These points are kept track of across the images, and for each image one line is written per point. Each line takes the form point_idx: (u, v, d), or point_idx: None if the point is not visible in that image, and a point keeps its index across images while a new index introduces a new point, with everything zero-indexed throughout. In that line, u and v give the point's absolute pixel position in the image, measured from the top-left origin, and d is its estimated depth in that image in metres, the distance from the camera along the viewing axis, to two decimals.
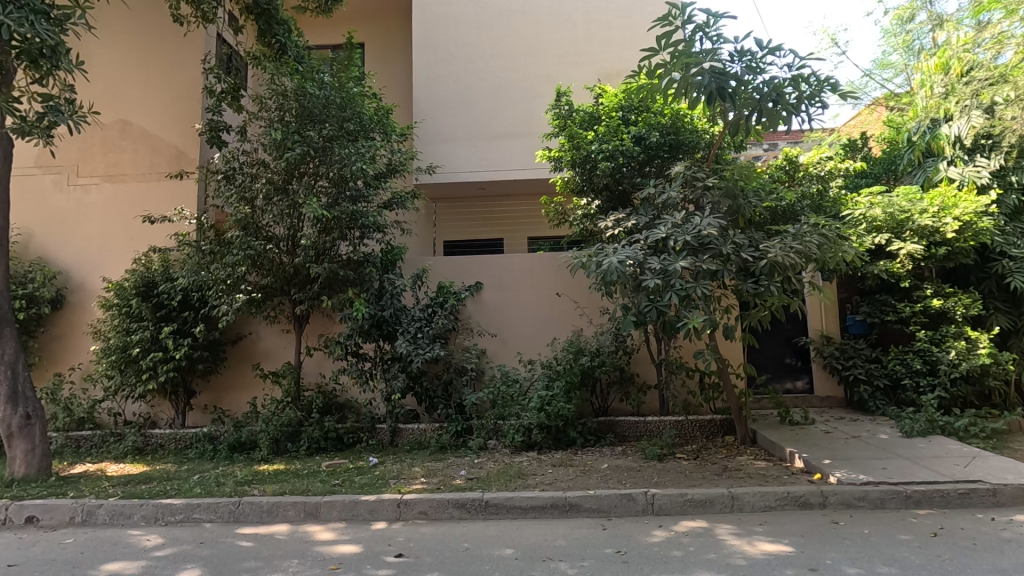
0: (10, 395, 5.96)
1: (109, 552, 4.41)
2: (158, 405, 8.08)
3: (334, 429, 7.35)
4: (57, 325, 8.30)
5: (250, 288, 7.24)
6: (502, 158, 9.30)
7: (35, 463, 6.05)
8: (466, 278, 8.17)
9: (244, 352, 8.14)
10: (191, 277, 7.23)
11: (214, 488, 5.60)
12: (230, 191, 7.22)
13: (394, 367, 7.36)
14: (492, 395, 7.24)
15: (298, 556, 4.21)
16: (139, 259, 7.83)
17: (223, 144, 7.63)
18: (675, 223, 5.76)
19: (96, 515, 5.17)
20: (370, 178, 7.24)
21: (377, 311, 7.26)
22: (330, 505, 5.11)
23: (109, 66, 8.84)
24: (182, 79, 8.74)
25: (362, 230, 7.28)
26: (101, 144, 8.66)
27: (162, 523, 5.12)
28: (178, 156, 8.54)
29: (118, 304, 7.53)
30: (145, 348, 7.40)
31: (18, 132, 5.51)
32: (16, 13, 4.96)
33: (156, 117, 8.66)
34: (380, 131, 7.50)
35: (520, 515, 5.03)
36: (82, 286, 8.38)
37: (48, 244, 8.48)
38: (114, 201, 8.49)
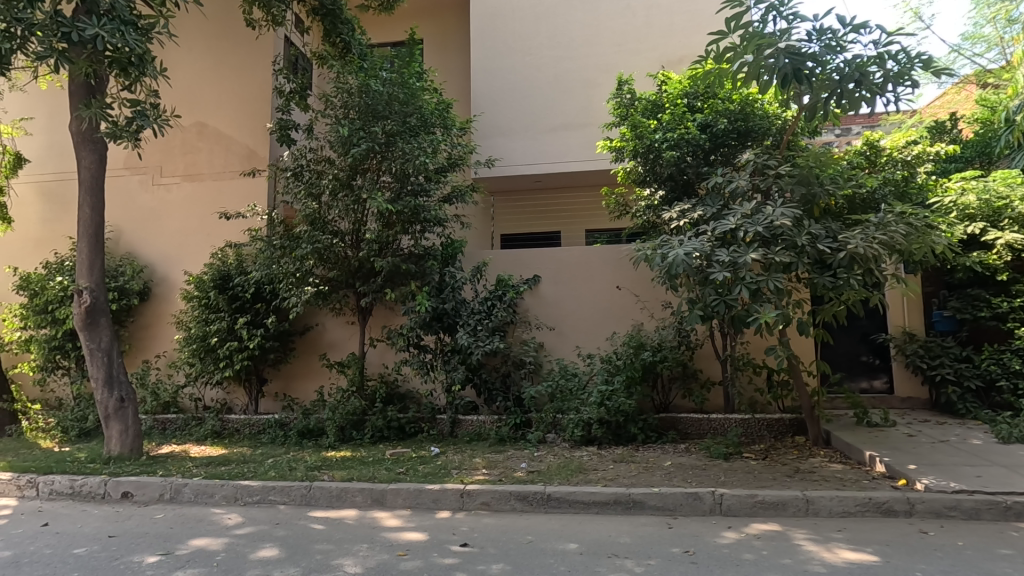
0: (107, 379, 6.45)
1: (194, 528, 4.70)
2: (234, 392, 8.52)
3: (396, 418, 7.54)
4: (144, 315, 8.92)
5: (317, 281, 7.52)
6: (560, 150, 9.20)
7: (129, 443, 6.54)
8: (524, 272, 8.16)
9: (312, 342, 8.46)
10: (263, 270, 7.57)
11: (287, 472, 5.88)
12: (298, 188, 7.50)
13: (454, 359, 7.46)
14: (551, 388, 7.20)
15: (367, 541, 4.34)
16: (217, 254, 8.28)
17: (292, 142, 7.90)
18: (745, 213, 5.51)
19: (182, 493, 5.53)
20: (431, 173, 7.37)
21: (439, 304, 7.36)
22: (396, 492, 5.26)
23: (188, 71, 9.37)
24: (253, 80, 9.14)
25: (423, 224, 7.44)
26: (180, 146, 9.20)
27: (241, 503, 5.43)
28: (249, 154, 8.94)
29: (198, 296, 8.00)
30: (223, 338, 7.85)
31: (110, 136, 5.91)
32: (109, 26, 5.34)
33: (230, 118, 9.10)
34: (441, 124, 7.58)
35: (583, 510, 4.98)
36: (166, 279, 8.95)
37: (136, 240, 9.11)
38: (193, 199, 9.01)
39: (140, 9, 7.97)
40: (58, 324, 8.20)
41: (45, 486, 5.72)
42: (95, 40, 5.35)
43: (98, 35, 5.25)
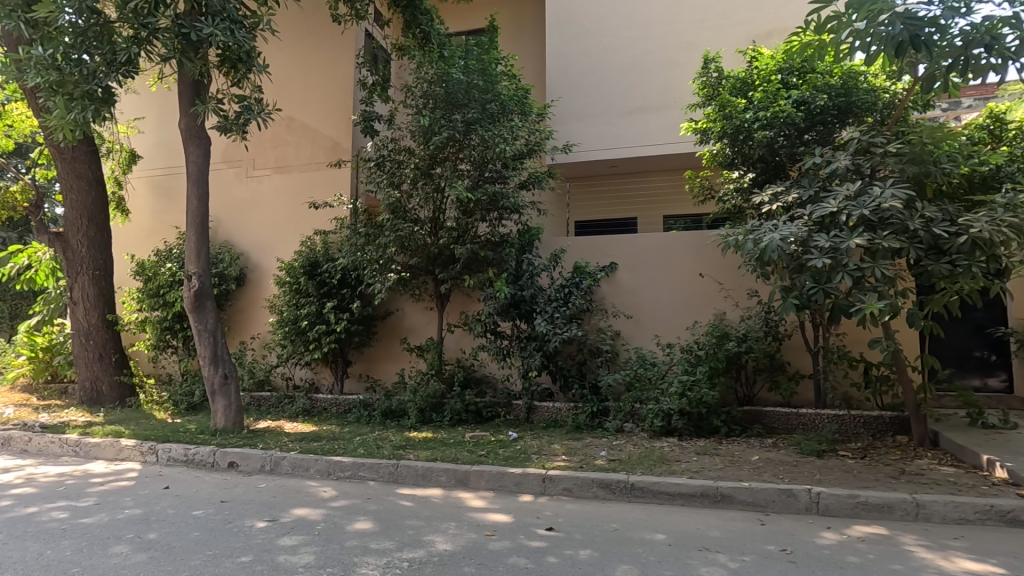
0: (213, 358, 6.98)
1: (294, 499, 5.02)
2: (321, 371, 8.97)
3: (474, 402, 7.69)
4: (240, 299, 9.57)
5: (399, 268, 7.73)
6: (639, 134, 8.95)
7: (232, 417, 7.07)
8: (602, 259, 8.05)
9: (392, 327, 8.78)
10: (349, 257, 7.89)
11: (375, 450, 6.15)
12: (381, 177, 7.71)
13: (531, 346, 7.48)
14: (629, 376, 7.09)
15: (455, 520, 4.47)
16: (306, 242, 8.73)
17: (375, 132, 8.13)
18: (848, 195, 5.15)
19: (281, 465, 5.92)
20: (509, 159, 7.39)
21: (516, 291, 7.40)
22: (479, 474, 5.37)
23: (279, 68, 9.88)
24: (337, 74, 9.49)
25: (500, 211, 7.50)
26: (271, 139, 9.72)
27: (334, 477, 5.74)
28: (334, 147, 9.32)
29: (290, 281, 8.47)
30: (312, 321, 8.28)
31: (222, 130, 6.49)
32: (221, 25, 5.78)
33: (316, 111, 9.51)
34: (519, 111, 7.58)
35: (668, 501, 4.89)
36: (259, 265, 9.55)
37: (232, 229, 9.77)
38: (283, 190, 9.52)
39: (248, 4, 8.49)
40: (168, 306, 8.96)
41: (164, 453, 6.30)
42: (210, 39, 5.80)
43: (212, 35, 5.68)
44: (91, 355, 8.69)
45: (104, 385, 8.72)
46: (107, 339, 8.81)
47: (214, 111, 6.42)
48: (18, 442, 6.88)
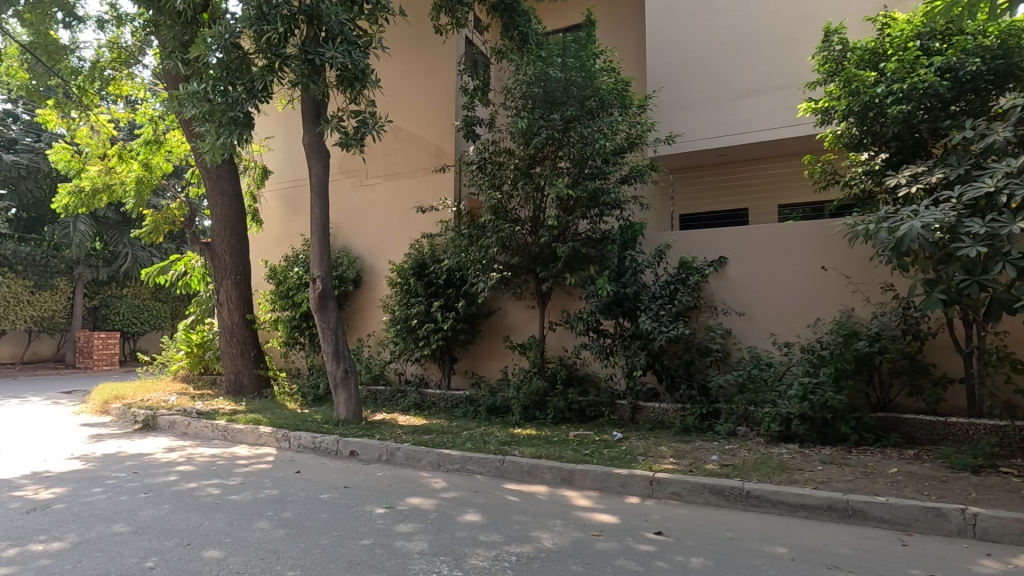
0: (335, 354, 7.58)
1: (408, 488, 5.31)
2: (429, 367, 9.40)
3: (577, 401, 7.66)
4: (357, 299, 10.30)
5: (501, 268, 7.87)
6: (750, 120, 8.40)
7: (352, 409, 7.63)
8: (710, 253, 7.66)
9: (495, 325, 9.01)
10: (454, 258, 8.16)
11: (482, 445, 6.34)
12: (482, 179, 7.87)
13: (635, 344, 7.28)
14: (741, 377, 6.67)
15: (562, 518, 4.47)
16: (414, 245, 9.18)
17: (476, 136, 8.35)
18: (1009, 172, 4.50)
19: (396, 456, 6.29)
20: (610, 155, 7.27)
21: (619, 289, 7.25)
22: (584, 473, 5.34)
23: (387, 81, 10.47)
24: (441, 82, 9.87)
25: (601, 208, 7.40)
26: (381, 149, 10.33)
27: (444, 469, 5.98)
28: (438, 152, 9.70)
29: (400, 282, 8.96)
30: (421, 319, 8.70)
31: (343, 145, 7.04)
32: (340, 47, 6.32)
33: (421, 119, 9.97)
34: (619, 104, 7.45)
35: (789, 512, 4.55)
36: (373, 268, 10.21)
37: (349, 235, 10.54)
38: (393, 196, 10.09)
39: (360, 24, 9.10)
40: (296, 307, 9.88)
41: (295, 440, 6.94)
42: (331, 61, 6.37)
43: (334, 57, 6.26)
44: (234, 350, 9.79)
45: (245, 377, 9.80)
46: (247, 336, 9.89)
47: (336, 128, 6.99)
48: (180, 426, 7.92)
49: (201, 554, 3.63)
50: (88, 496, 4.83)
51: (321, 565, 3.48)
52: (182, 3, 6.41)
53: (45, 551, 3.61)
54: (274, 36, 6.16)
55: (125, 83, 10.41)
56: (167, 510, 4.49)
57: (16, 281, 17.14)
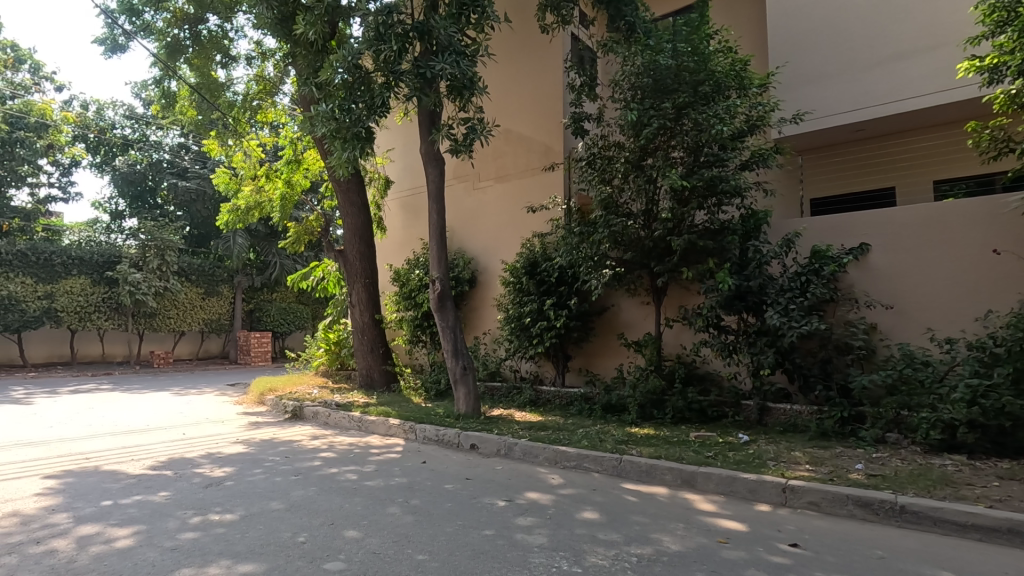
0: (454, 351, 7.94)
1: (526, 482, 5.42)
2: (543, 365, 9.51)
3: (698, 400, 7.30)
4: (473, 299, 10.71)
5: (613, 264, 7.72)
6: (894, 87, 7.47)
7: (471, 404, 7.96)
8: (849, 241, 6.92)
9: (610, 322, 8.94)
10: (566, 256, 8.14)
11: (598, 443, 6.29)
12: (592, 175, 7.78)
13: (761, 341, 6.77)
14: (891, 378, 5.94)
15: (684, 521, 4.30)
16: (526, 244, 9.32)
17: (585, 132, 8.29)
18: None
19: (514, 450, 6.45)
20: (728, 140, 6.85)
21: (741, 282, 6.79)
22: (707, 476, 5.10)
23: (496, 86, 10.73)
24: (547, 81, 9.94)
25: (720, 197, 7.00)
26: (491, 153, 10.61)
27: (560, 466, 6.02)
28: (547, 151, 9.78)
29: (513, 282, 9.13)
30: (535, 318, 8.79)
31: (455, 151, 7.38)
32: (448, 59, 6.65)
33: (529, 119, 10.10)
34: (736, 86, 7.02)
35: (955, 533, 3.98)
36: (487, 268, 10.54)
37: (464, 237, 10.98)
38: (505, 197, 10.34)
39: (468, 34, 9.46)
40: (418, 307, 10.52)
41: (420, 432, 7.37)
42: (441, 73, 6.73)
43: (443, 69, 6.62)
44: (365, 347, 10.62)
45: (375, 372, 10.60)
46: (376, 335, 10.68)
47: (448, 136, 7.33)
48: (322, 416, 8.78)
49: (343, 533, 4.00)
50: (251, 476, 5.53)
51: (447, 551, 3.67)
52: (313, 33, 7.10)
53: (220, 521, 4.20)
54: (390, 54, 6.64)
55: (269, 111, 11.73)
56: (314, 492, 5.01)
57: (191, 288, 20.07)
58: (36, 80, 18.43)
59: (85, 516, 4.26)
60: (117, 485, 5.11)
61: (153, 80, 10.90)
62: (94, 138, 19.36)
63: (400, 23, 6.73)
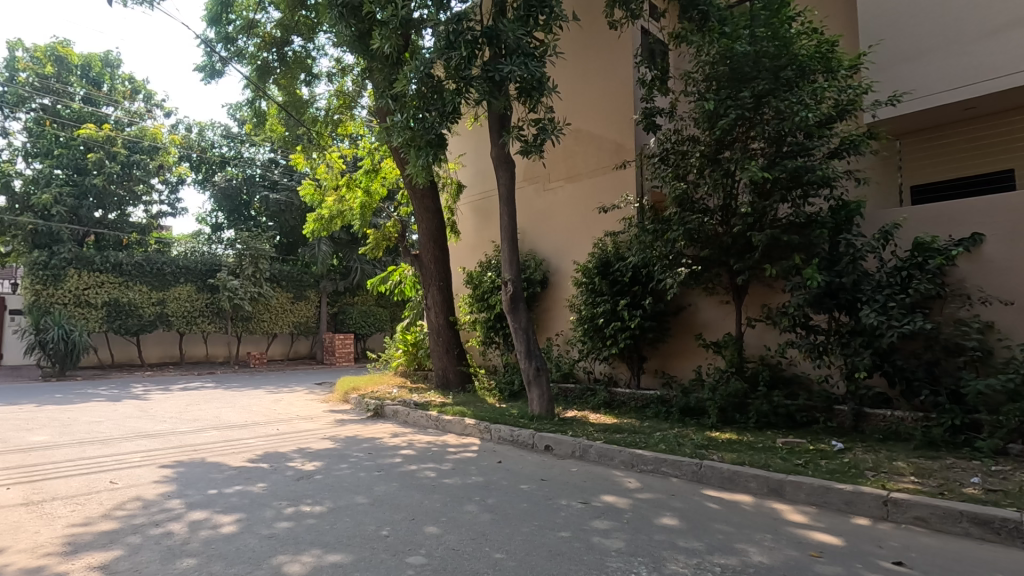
0: (527, 352, 7.98)
1: (602, 485, 5.35)
2: (618, 366, 9.38)
3: (785, 405, 6.90)
4: (546, 300, 10.72)
5: (689, 262, 7.50)
6: (1012, 58, 6.69)
7: (545, 405, 7.98)
8: (958, 231, 6.30)
9: (687, 322, 8.67)
10: (639, 255, 7.95)
11: (677, 447, 6.10)
12: (665, 171, 7.56)
13: (856, 342, 6.27)
14: (1012, 382, 5.34)
15: (771, 532, 4.08)
16: (598, 244, 9.19)
17: (657, 127, 8.08)
18: None
19: (589, 452, 6.38)
20: (814, 128, 6.43)
21: (832, 279, 6.33)
22: (797, 485, 4.81)
23: (565, 85, 10.67)
24: (617, 77, 9.78)
25: (806, 188, 6.58)
26: (561, 153, 10.57)
27: (637, 469, 5.89)
28: (618, 148, 9.62)
29: (585, 282, 9.01)
30: (608, 318, 8.64)
31: (525, 153, 7.43)
32: (517, 61, 6.69)
33: (600, 117, 9.98)
34: (823, 69, 6.58)
35: None
36: (559, 269, 10.52)
37: (535, 238, 11.01)
38: (576, 197, 10.27)
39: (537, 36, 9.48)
40: (491, 309, 10.69)
41: (495, 432, 7.47)
42: (510, 75, 6.79)
43: (512, 71, 6.66)
44: (440, 348, 10.90)
45: (450, 373, 10.86)
46: (451, 336, 10.95)
47: (518, 138, 7.40)
48: (401, 415, 9.11)
49: (424, 529, 4.12)
50: (338, 470, 5.84)
51: (523, 551, 3.70)
52: (388, 46, 7.40)
53: (311, 512, 4.46)
54: (460, 61, 6.78)
55: (349, 124, 12.36)
56: (396, 488, 5.21)
57: (282, 293, 21.51)
58: (149, 108, 20.47)
59: (195, 502, 4.68)
60: (221, 475, 5.57)
61: (246, 101, 11.77)
62: (198, 158, 21.35)
63: (470, 30, 6.83)
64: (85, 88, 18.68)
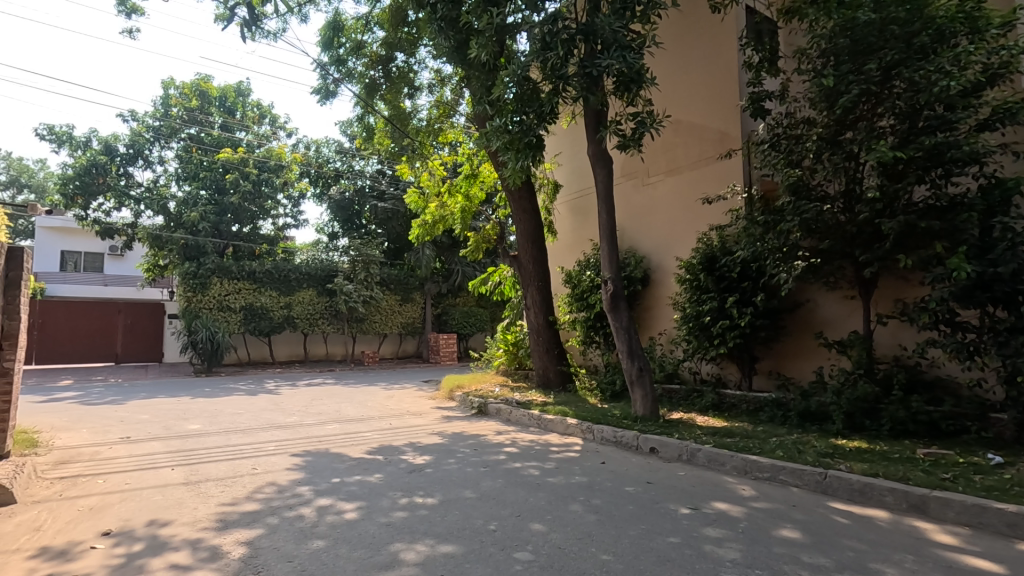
0: (630, 352, 7.81)
1: (713, 491, 5.10)
2: (727, 366, 8.93)
3: (926, 411, 6.16)
4: (648, 298, 10.44)
5: (807, 254, 6.92)
6: None
7: (649, 407, 7.76)
8: None
9: (805, 319, 8.04)
10: (748, 249, 7.45)
11: (796, 454, 5.66)
12: (776, 158, 7.05)
13: (1018, 341, 5.40)
14: None
15: (913, 553, 3.67)
16: (702, 238, 8.77)
17: (766, 111, 7.56)
18: None
19: (697, 456, 6.11)
20: (956, 98, 5.69)
21: (985, 268, 5.43)
22: (944, 503, 4.27)
23: (664, 75, 10.30)
24: (721, 62, 9.28)
25: (948, 167, 5.82)
26: (661, 146, 10.23)
27: (751, 476, 5.55)
28: (722, 137, 9.13)
29: (689, 279, 8.61)
30: (715, 316, 8.19)
31: (624, 147, 7.27)
32: (615, 54, 6.60)
33: (702, 106, 9.53)
34: (967, 32, 5.84)
35: None
36: (661, 266, 10.19)
37: (635, 235, 10.75)
38: (678, 191, 9.89)
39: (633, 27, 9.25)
40: (591, 308, 10.61)
41: (598, 432, 7.39)
42: (608, 69, 6.72)
43: (610, 65, 6.58)
44: (540, 348, 10.97)
45: (551, 372, 10.89)
46: (551, 336, 10.99)
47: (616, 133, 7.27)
48: (504, 413, 9.30)
49: (529, 525, 4.18)
50: (446, 465, 6.09)
51: (631, 555, 3.62)
52: (484, 53, 7.57)
53: (423, 504, 4.69)
54: (557, 60, 6.76)
55: (448, 131, 12.85)
56: (501, 484, 5.33)
57: (391, 296, 22.84)
58: (274, 130, 22.65)
59: (321, 490, 5.10)
60: (343, 465, 6.02)
61: (356, 117, 12.63)
62: (316, 172, 23.07)
63: (566, 28, 6.79)
64: (223, 117, 21.10)
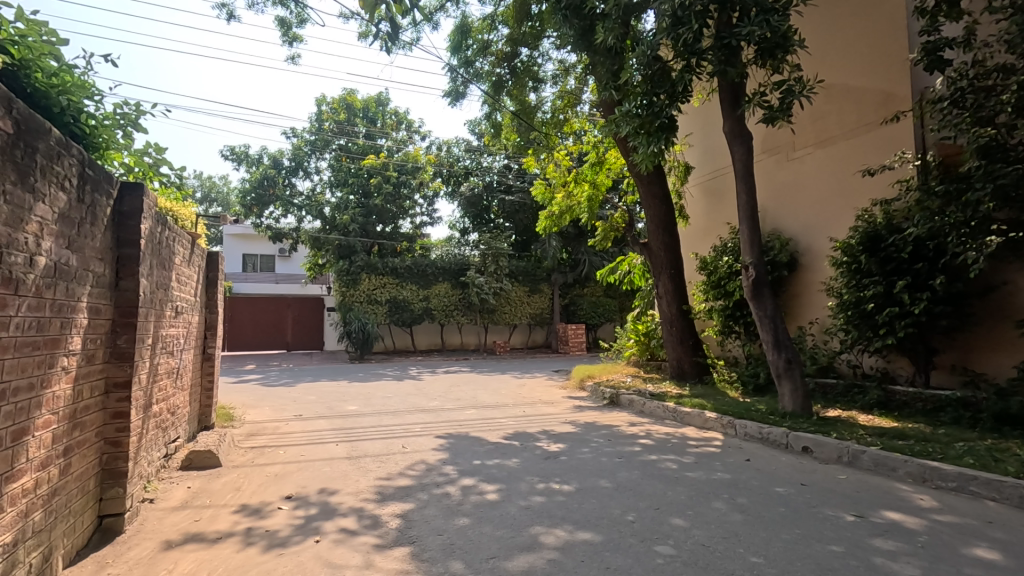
0: (776, 343, 7.20)
1: (883, 499, 4.54)
2: (896, 361, 7.89)
3: None
4: (796, 284, 9.53)
5: (1003, 227, 5.92)
6: None
7: (799, 402, 7.11)
8: None
9: (1001, 305, 6.82)
10: (923, 224, 6.42)
11: (992, 463, 4.83)
12: (959, 116, 6.03)
13: None
14: None
15: None
16: (862, 215, 7.74)
17: (945, 64, 6.47)
18: None
19: (861, 459, 5.48)
20: None
21: None
22: None
23: (812, 36, 9.26)
24: (884, 13, 8.15)
25: None
26: (810, 115, 9.25)
27: (931, 485, 4.84)
28: (886, 99, 8.03)
29: (847, 261, 7.64)
30: (880, 303, 7.17)
31: (768, 120, 6.66)
32: (756, 19, 6.12)
33: (860, 66, 8.45)
34: None
35: None
36: (811, 248, 9.26)
37: (779, 216, 9.86)
38: (831, 164, 8.88)
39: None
40: (729, 296, 9.96)
41: (741, 428, 6.94)
42: (749, 36, 6.23)
43: (750, 33, 6.10)
44: (674, 338, 10.53)
45: (686, 364, 10.43)
46: (685, 326, 10.51)
47: (759, 105, 6.70)
48: (637, 405, 9.10)
49: (669, 520, 4.05)
50: (581, 453, 6.12)
51: (786, 560, 3.36)
52: (611, 37, 7.37)
53: (560, 490, 4.77)
54: (689, 36, 6.36)
55: (573, 121, 12.87)
56: (638, 476, 5.23)
57: (520, 287, 23.44)
58: (410, 134, 24.26)
59: (464, 470, 5.41)
60: (482, 448, 6.33)
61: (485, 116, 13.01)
62: (448, 172, 24.17)
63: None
64: (366, 127, 22.96)
